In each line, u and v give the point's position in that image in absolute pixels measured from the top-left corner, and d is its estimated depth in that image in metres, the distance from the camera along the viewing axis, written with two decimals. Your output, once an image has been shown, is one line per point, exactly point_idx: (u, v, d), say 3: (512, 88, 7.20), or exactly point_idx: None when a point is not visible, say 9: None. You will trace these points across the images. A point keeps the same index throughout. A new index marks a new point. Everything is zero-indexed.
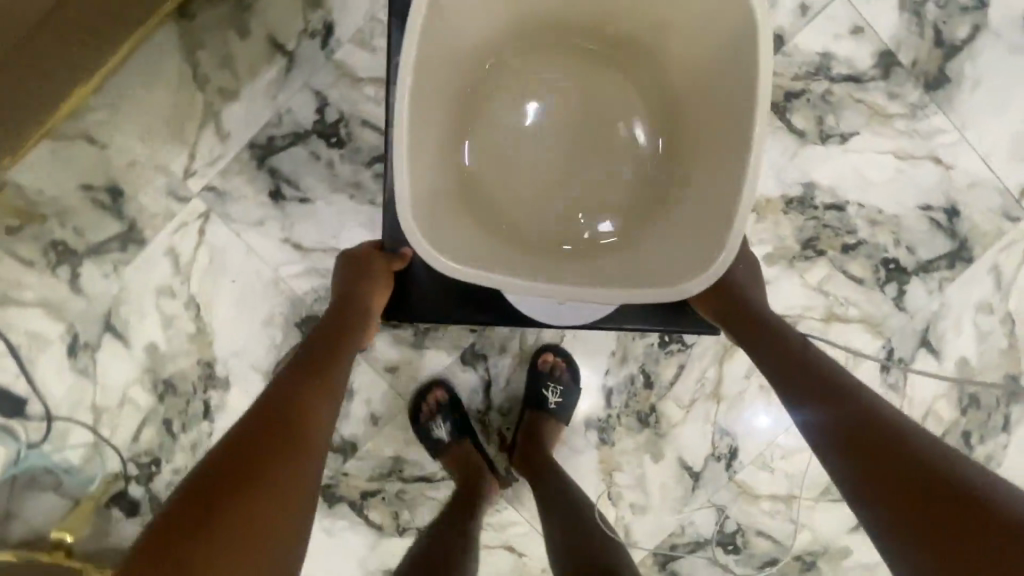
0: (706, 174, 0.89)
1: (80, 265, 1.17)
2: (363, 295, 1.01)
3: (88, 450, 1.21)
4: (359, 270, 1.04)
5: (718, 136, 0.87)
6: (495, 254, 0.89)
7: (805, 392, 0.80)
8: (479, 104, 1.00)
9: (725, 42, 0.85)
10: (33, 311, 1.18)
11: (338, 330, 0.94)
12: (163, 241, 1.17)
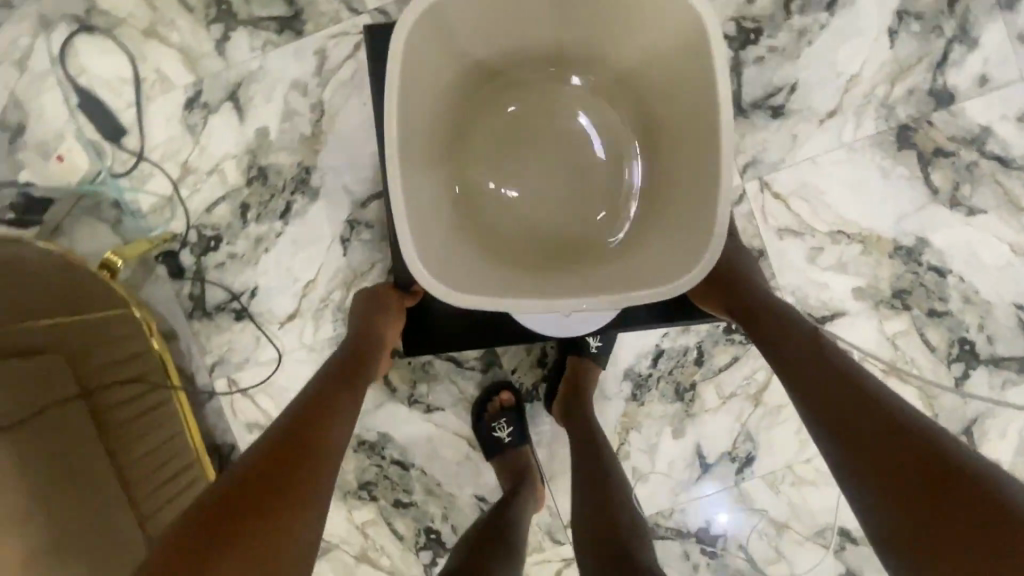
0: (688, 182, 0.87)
1: (233, 30, 1.19)
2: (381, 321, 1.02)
3: (160, 202, 1.22)
4: (373, 300, 1.05)
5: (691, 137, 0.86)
6: (492, 272, 0.88)
7: (803, 375, 0.77)
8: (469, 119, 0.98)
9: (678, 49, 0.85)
10: (172, 53, 1.20)
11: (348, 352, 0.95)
12: (318, 40, 1.19)
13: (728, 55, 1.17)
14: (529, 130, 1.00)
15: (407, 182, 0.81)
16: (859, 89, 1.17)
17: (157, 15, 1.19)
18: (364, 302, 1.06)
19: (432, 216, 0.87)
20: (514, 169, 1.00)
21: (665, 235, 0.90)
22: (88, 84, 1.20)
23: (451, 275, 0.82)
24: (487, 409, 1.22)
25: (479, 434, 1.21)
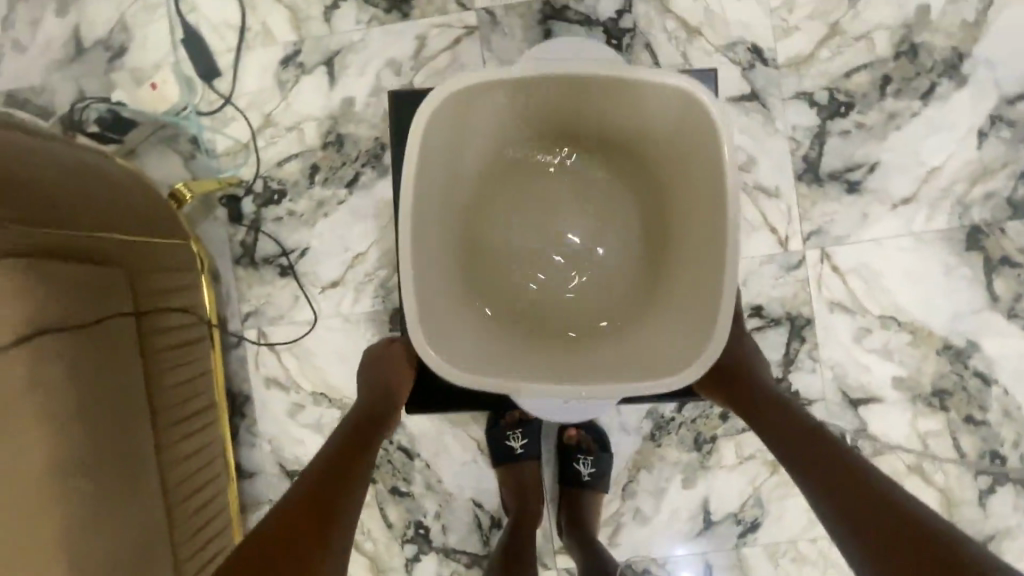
0: (692, 266, 0.87)
1: (343, 1, 1.23)
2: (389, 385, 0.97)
3: (235, 147, 1.25)
4: (377, 363, 1.00)
5: (699, 216, 0.87)
6: (502, 353, 0.88)
7: (817, 471, 0.76)
8: (482, 193, 0.97)
9: (684, 130, 0.86)
10: (281, 10, 1.24)
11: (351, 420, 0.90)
12: (422, 27, 1.22)
13: (814, 123, 1.18)
14: (538, 200, 0.99)
15: (420, 265, 0.82)
16: (938, 183, 1.17)
17: None
18: (371, 364, 1.00)
19: (444, 297, 0.87)
20: (521, 239, 0.98)
21: (666, 322, 0.89)
22: (195, 22, 1.24)
23: (447, 347, 0.82)
24: (505, 417, 1.19)
25: (493, 442, 1.19)
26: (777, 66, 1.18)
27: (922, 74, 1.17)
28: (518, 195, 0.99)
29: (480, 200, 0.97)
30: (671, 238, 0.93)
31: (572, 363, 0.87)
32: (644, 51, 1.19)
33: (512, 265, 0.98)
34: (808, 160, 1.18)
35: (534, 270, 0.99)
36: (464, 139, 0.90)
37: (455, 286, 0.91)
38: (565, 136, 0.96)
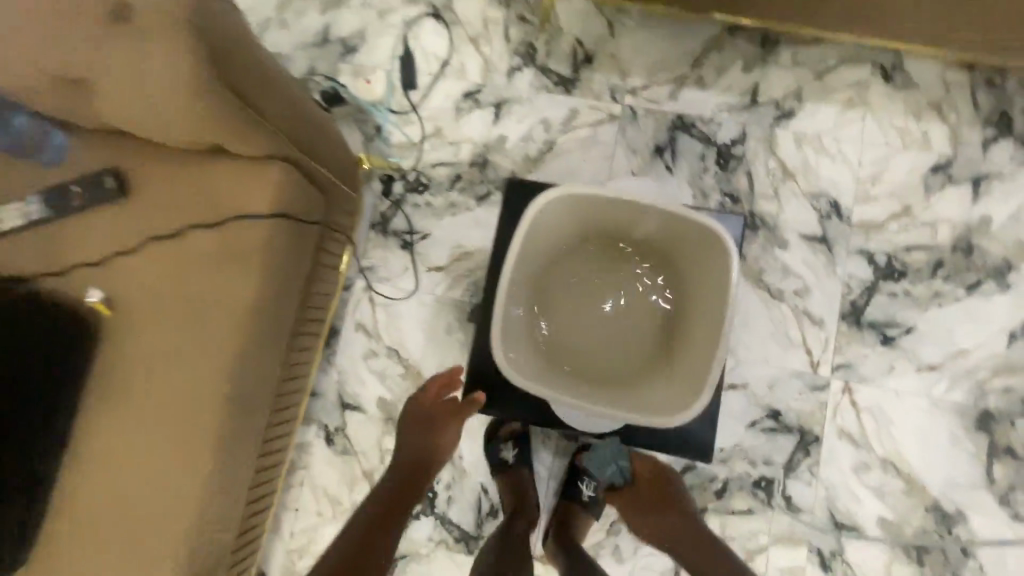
0: (696, 348, 1.06)
1: (526, 67, 1.57)
2: (433, 425, 1.31)
3: (405, 142, 1.57)
4: (421, 408, 1.33)
5: (708, 312, 1.06)
6: (547, 377, 1.08)
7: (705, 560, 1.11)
8: (553, 262, 1.17)
9: (709, 253, 1.06)
10: (477, 58, 1.59)
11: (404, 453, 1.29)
12: (578, 103, 1.54)
13: (868, 277, 1.39)
14: (594, 274, 1.18)
15: (505, 304, 1.02)
16: (964, 363, 1.34)
17: (485, 30, 1.59)
18: (417, 405, 1.33)
19: (516, 330, 1.08)
20: (576, 303, 1.17)
21: (666, 385, 1.08)
22: (413, 46, 1.60)
23: (515, 361, 1.03)
24: (499, 433, 1.37)
25: (489, 455, 1.36)
26: (850, 222, 1.41)
27: (972, 269, 1.37)
28: (579, 268, 1.18)
29: (551, 266, 1.17)
30: (685, 324, 1.12)
31: (588, 397, 1.06)
32: (744, 176, 1.45)
33: (565, 319, 1.17)
34: (855, 305, 1.38)
35: (578, 327, 1.17)
36: (553, 221, 1.09)
37: (523, 324, 1.11)
38: (624, 234, 1.15)
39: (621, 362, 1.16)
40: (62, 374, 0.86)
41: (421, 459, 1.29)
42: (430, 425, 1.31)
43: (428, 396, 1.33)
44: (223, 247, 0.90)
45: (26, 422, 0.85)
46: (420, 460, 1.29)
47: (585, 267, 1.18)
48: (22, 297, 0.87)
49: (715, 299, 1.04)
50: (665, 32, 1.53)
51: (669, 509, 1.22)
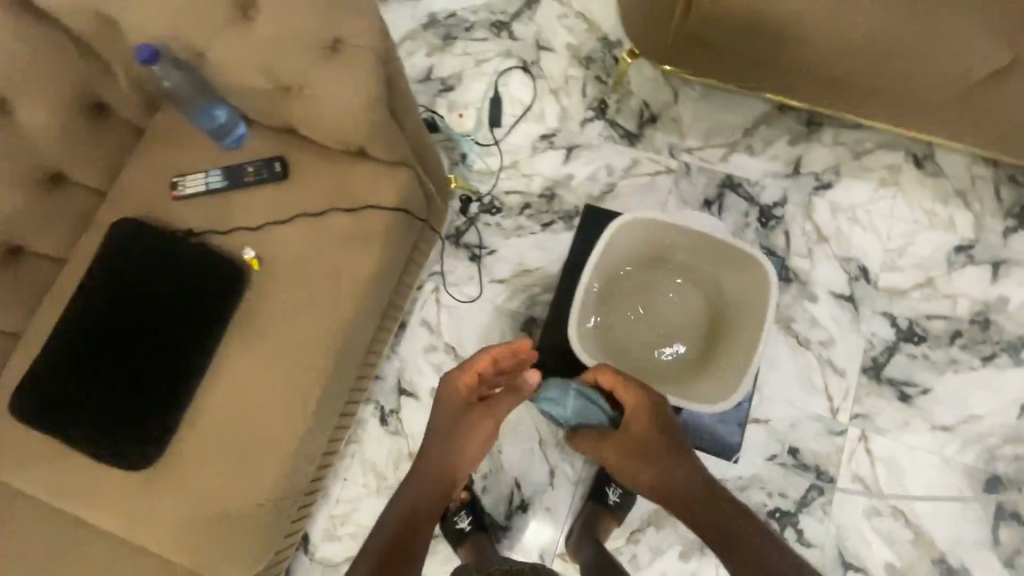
0: (731, 361, 1.20)
1: (597, 119, 1.81)
2: (472, 417, 1.18)
3: (485, 170, 1.80)
4: (461, 389, 1.18)
5: (746, 332, 1.19)
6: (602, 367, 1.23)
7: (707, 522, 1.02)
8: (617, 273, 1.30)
9: (753, 282, 1.19)
10: (555, 108, 1.84)
11: (437, 443, 1.17)
12: (639, 155, 1.76)
13: (890, 337, 1.52)
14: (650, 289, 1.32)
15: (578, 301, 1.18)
16: (976, 428, 1.45)
17: (565, 85, 1.85)
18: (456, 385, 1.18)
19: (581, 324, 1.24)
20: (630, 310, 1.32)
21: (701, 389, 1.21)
22: (502, 92, 1.87)
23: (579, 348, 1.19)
24: (450, 507, 1.47)
25: (445, 530, 1.45)
26: (876, 286, 1.56)
27: (988, 342, 1.49)
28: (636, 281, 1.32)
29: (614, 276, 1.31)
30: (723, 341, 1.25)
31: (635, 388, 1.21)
32: (782, 235, 1.63)
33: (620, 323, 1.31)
34: (876, 361, 1.51)
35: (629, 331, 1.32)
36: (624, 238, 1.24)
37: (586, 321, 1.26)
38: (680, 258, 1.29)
39: (663, 365, 1.30)
40: (214, 313, 1.06)
41: (457, 454, 1.18)
42: (470, 416, 1.19)
43: (471, 369, 1.17)
44: (355, 229, 1.11)
45: (180, 348, 1.04)
46: (455, 456, 1.18)
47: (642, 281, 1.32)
48: (193, 248, 1.08)
49: (753, 322, 1.18)
50: (721, 104, 1.75)
51: (655, 440, 1.09)
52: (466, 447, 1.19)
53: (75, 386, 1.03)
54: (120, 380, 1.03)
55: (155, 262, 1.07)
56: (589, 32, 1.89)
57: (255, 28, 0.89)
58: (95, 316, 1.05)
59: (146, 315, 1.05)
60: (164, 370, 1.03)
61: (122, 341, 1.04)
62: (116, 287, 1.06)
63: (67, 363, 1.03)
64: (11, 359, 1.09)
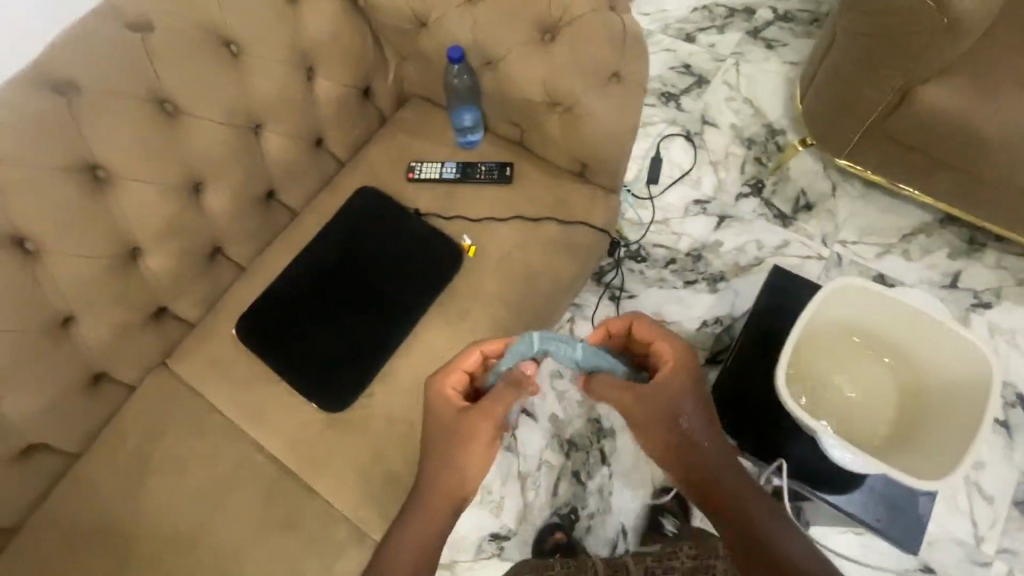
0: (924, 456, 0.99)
1: (752, 195, 1.87)
2: (475, 431, 0.89)
3: (636, 219, 1.87)
4: (448, 396, 0.94)
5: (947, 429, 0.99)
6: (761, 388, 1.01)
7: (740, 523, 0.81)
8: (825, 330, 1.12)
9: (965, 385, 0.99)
10: (712, 177, 1.92)
11: (432, 455, 0.90)
12: (792, 236, 1.79)
13: None
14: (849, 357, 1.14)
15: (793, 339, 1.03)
16: None
17: (725, 159, 1.95)
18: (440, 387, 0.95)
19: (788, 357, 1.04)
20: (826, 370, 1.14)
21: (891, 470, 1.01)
22: (663, 153, 1.98)
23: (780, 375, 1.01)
24: (545, 544, 1.47)
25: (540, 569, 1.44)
26: None
27: None
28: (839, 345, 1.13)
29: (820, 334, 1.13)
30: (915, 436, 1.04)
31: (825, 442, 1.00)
32: None
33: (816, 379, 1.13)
34: None
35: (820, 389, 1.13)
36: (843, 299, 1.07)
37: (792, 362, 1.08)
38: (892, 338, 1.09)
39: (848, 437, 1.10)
40: (427, 285, 1.16)
41: (463, 476, 0.89)
42: (469, 425, 0.89)
43: (459, 371, 0.96)
44: (563, 241, 1.20)
45: (393, 310, 1.13)
46: (460, 476, 0.89)
47: (845, 347, 1.13)
48: (421, 226, 1.19)
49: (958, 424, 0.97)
50: (879, 205, 1.79)
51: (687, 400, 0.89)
52: (472, 469, 0.89)
53: (295, 324, 1.12)
54: (335, 327, 1.12)
55: (385, 231, 1.19)
56: (754, 117, 2.01)
57: (556, 51, 1.04)
58: (324, 265, 1.16)
59: (367, 274, 1.15)
60: (375, 326, 1.12)
61: (344, 292, 1.14)
62: (347, 244, 1.18)
63: (293, 302, 1.13)
64: (236, 289, 1.20)
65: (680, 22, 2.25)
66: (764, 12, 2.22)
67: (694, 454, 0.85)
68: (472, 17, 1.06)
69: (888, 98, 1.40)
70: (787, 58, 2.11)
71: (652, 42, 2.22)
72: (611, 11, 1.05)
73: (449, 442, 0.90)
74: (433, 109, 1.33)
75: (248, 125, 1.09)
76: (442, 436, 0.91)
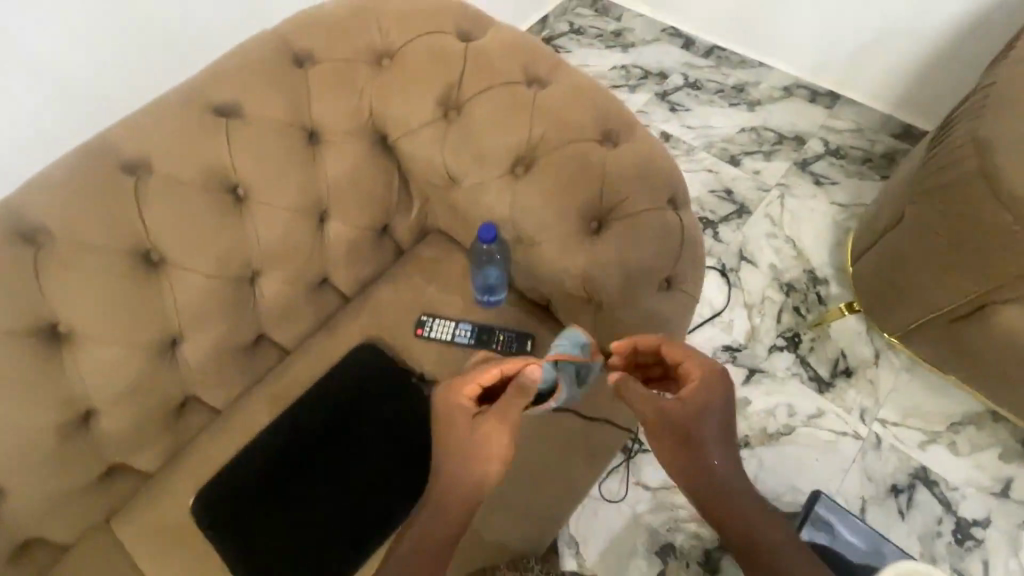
0: None
1: (787, 350, 1.72)
2: (489, 430, 0.81)
3: None
4: (464, 404, 0.85)
5: None
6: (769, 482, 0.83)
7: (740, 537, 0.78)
8: None
9: None
10: (745, 323, 1.78)
11: (451, 448, 0.81)
12: (826, 405, 1.64)
13: None
14: None
15: None
16: None
17: (760, 303, 1.81)
18: (454, 396, 0.85)
19: None
20: None
21: None
22: None
23: None
24: None
25: None
26: None
27: None
28: None
29: None
30: None
31: None
32: (979, 561, 1.44)
33: None
34: None
35: None
36: None
37: None
38: None
39: None
40: (422, 475, 1.02)
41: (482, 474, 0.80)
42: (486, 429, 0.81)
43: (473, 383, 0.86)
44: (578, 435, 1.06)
45: (377, 501, 1.00)
46: (474, 474, 0.80)
47: None
48: (425, 402, 1.06)
49: None
50: (925, 384, 1.64)
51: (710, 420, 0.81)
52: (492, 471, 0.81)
53: (265, 503, 0.98)
54: (310, 514, 0.98)
55: (379, 398, 1.06)
56: (796, 259, 1.88)
57: (603, 245, 0.91)
58: (309, 437, 1.03)
59: (350, 449, 1.03)
60: (355, 519, 0.98)
61: (327, 474, 1.01)
62: (339, 413, 1.05)
63: (266, 476, 1.00)
64: (205, 441, 1.05)
65: (725, 142, 2.15)
66: (815, 142, 2.12)
67: (700, 469, 0.80)
68: (513, 192, 0.94)
69: (959, 305, 1.26)
70: (837, 198, 1.99)
71: (695, 160, 2.11)
72: (670, 208, 0.93)
73: (465, 444, 0.81)
74: (456, 249, 1.20)
75: (244, 274, 0.96)
76: (454, 434, 0.83)
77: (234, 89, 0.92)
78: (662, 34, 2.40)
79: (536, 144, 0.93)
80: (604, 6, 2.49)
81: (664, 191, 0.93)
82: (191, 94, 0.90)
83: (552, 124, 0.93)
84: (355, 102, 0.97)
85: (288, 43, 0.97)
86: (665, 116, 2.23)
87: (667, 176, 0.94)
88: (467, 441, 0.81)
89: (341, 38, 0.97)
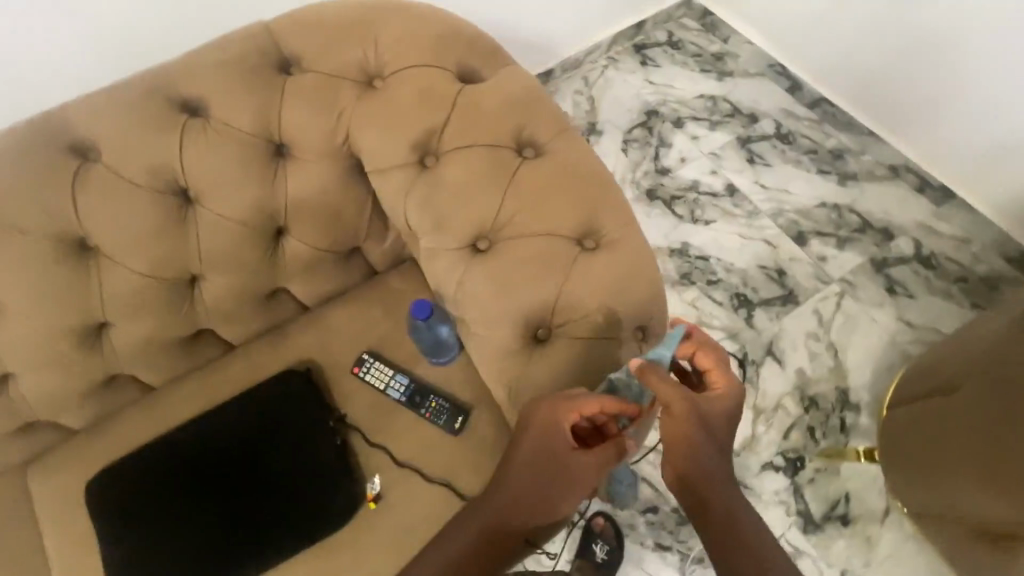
0: None
1: (782, 473, 1.52)
2: (577, 477, 0.76)
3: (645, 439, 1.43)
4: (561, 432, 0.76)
5: None
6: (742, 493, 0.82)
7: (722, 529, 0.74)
8: None
9: None
10: (745, 427, 1.58)
11: (534, 476, 0.76)
12: (805, 548, 1.45)
13: None
14: None
15: None
16: None
17: (771, 411, 1.59)
18: (556, 421, 0.76)
19: None
20: None
21: None
22: None
23: None
24: None
25: None
26: None
27: None
28: None
29: None
30: None
31: None
32: None
33: None
34: None
35: None
36: None
37: None
38: None
39: None
40: (305, 524, 0.97)
41: (552, 503, 0.78)
42: (574, 473, 0.76)
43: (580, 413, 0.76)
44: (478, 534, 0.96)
45: (248, 536, 0.95)
46: (545, 505, 0.78)
47: None
48: (332, 447, 1.00)
49: None
50: (931, 563, 1.41)
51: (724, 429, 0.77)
52: (559, 502, 0.78)
53: (145, 505, 0.96)
54: (180, 529, 0.95)
55: (288, 427, 1.00)
56: (831, 372, 1.62)
57: (545, 360, 0.82)
58: (204, 449, 0.99)
59: (241, 472, 0.98)
60: (224, 548, 0.95)
61: (212, 492, 0.97)
62: (245, 432, 1.00)
63: (156, 475, 0.98)
64: (126, 416, 1.05)
65: (797, 214, 1.79)
66: (904, 242, 1.72)
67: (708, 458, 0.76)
68: (465, 269, 0.83)
69: (984, 525, 1.04)
70: (907, 316, 1.65)
71: (755, 227, 1.78)
72: (637, 335, 0.82)
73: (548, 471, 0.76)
74: (424, 287, 1.10)
75: (182, 276, 0.93)
76: (541, 461, 0.76)
77: (205, 85, 0.86)
78: (768, 70, 1.93)
79: (506, 223, 0.81)
80: (714, 21, 1.99)
81: (633, 318, 0.80)
82: (164, 83, 0.85)
83: (529, 205, 0.81)
84: (330, 118, 0.87)
85: (279, 44, 0.88)
86: (738, 167, 1.86)
87: (644, 298, 0.80)
88: (550, 474, 0.76)
89: (332, 50, 0.87)
